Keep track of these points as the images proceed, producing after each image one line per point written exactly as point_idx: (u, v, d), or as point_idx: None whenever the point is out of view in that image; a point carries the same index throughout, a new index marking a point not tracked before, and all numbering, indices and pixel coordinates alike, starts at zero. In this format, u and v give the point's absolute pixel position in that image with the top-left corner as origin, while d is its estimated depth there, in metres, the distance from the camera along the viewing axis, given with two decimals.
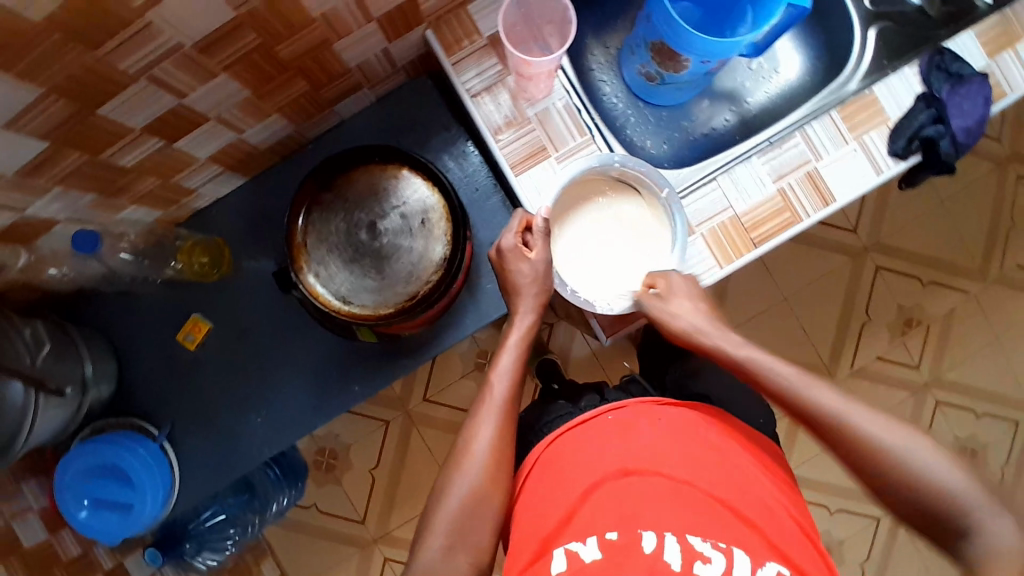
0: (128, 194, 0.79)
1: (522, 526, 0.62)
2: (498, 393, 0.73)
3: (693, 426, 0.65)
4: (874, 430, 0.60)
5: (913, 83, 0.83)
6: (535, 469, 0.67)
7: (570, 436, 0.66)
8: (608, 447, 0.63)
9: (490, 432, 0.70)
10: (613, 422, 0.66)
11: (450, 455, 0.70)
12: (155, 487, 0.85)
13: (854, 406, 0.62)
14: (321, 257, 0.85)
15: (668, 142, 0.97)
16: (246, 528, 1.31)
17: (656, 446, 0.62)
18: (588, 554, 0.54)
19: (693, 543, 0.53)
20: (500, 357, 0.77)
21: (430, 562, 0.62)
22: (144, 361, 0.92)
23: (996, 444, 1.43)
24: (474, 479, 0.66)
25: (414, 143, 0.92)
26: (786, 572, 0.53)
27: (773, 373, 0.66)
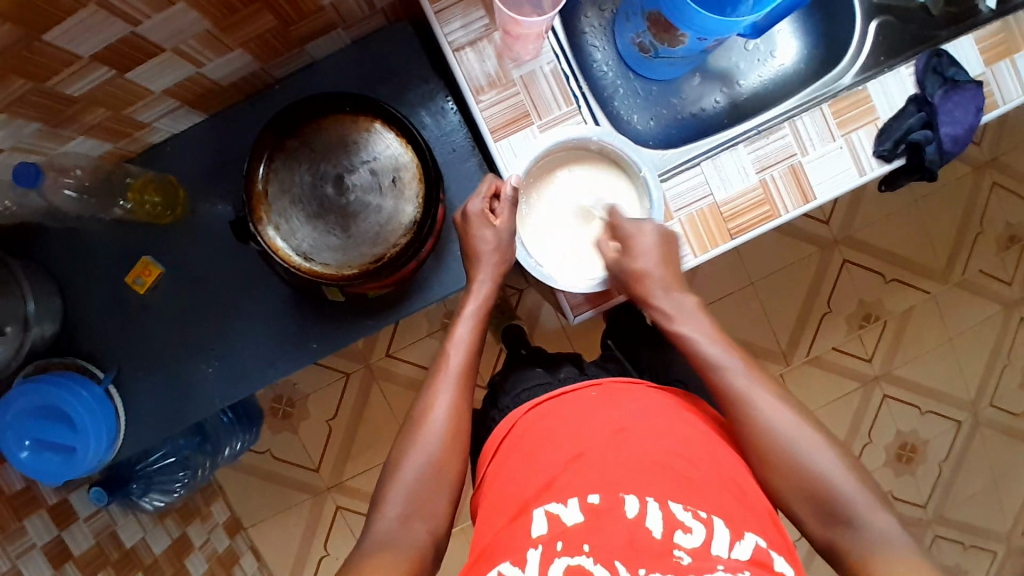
0: (76, 125, 0.73)
1: (495, 494, 0.63)
2: (454, 362, 0.73)
3: (674, 413, 0.66)
4: (813, 456, 0.61)
5: (907, 84, 0.82)
6: (511, 438, 0.68)
7: (549, 409, 0.68)
8: (594, 421, 0.64)
9: (447, 401, 0.70)
10: (593, 398, 0.67)
11: (406, 423, 0.70)
12: (99, 431, 0.82)
13: (812, 440, 0.62)
14: (283, 209, 0.81)
15: (655, 118, 0.94)
16: (197, 472, 1.26)
17: (637, 423, 0.63)
18: (569, 517, 0.55)
19: (675, 511, 0.54)
20: (459, 326, 0.76)
21: (385, 531, 0.62)
22: (89, 302, 0.88)
23: (936, 439, 1.50)
24: (430, 451, 0.67)
25: (390, 94, 0.86)
26: (763, 546, 0.54)
27: (725, 379, 0.67)
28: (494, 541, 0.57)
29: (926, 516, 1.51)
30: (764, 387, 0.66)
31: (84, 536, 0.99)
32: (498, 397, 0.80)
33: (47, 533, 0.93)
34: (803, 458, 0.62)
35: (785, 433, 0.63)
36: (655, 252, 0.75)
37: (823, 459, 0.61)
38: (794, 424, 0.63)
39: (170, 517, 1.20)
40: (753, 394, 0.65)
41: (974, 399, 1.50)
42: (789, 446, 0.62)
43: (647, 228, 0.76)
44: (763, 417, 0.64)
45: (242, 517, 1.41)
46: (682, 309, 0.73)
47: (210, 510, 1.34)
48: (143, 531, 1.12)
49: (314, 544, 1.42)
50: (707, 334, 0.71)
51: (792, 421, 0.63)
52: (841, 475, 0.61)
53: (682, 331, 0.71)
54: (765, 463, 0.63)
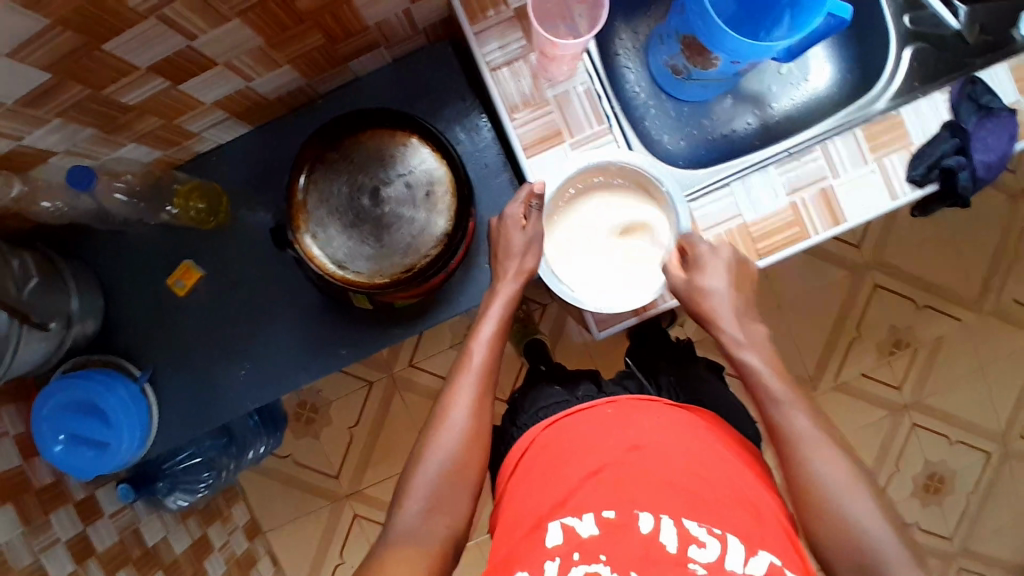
0: (129, 132, 0.77)
1: (515, 503, 0.64)
2: (476, 362, 0.74)
3: (693, 430, 0.66)
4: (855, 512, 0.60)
5: (942, 110, 0.81)
6: (530, 451, 0.68)
7: (568, 423, 0.68)
8: (611, 437, 0.64)
9: (468, 401, 0.71)
10: (610, 414, 0.67)
11: (428, 421, 0.72)
12: (131, 428, 0.85)
13: (859, 492, 0.61)
14: (320, 219, 0.84)
15: (686, 139, 0.95)
16: (221, 473, 1.28)
17: (654, 439, 0.63)
18: (585, 530, 0.56)
19: (689, 527, 0.55)
20: (481, 327, 0.76)
21: (406, 526, 0.64)
22: (131, 302, 0.92)
23: (966, 472, 1.45)
24: (450, 448, 0.68)
25: (427, 110, 0.89)
26: (779, 561, 0.54)
27: (782, 417, 0.67)
28: (510, 555, 0.58)
29: (952, 551, 1.46)
30: (814, 427, 0.65)
31: (108, 533, 1.02)
32: (517, 415, 0.81)
33: (71, 527, 0.95)
34: (844, 512, 0.61)
35: (836, 485, 0.62)
36: (725, 277, 0.73)
37: (867, 518, 0.60)
38: (844, 478, 0.62)
39: (192, 515, 1.23)
40: (808, 439, 0.65)
41: (1006, 432, 1.45)
42: (834, 500, 0.61)
43: (724, 251, 0.74)
44: (809, 463, 0.63)
45: (261, 519, 1.43)
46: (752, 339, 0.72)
47: (231, 511, 1.36)
48: (166, 531, 1.14)
49: (330, 551, 1.43)
50: (771, 365, 0.70)
51: (839, 470, 0.62)
52: (886, 539, 0.59)
53: (744, 359, 0.71)
54: (811, 508, 0.62)
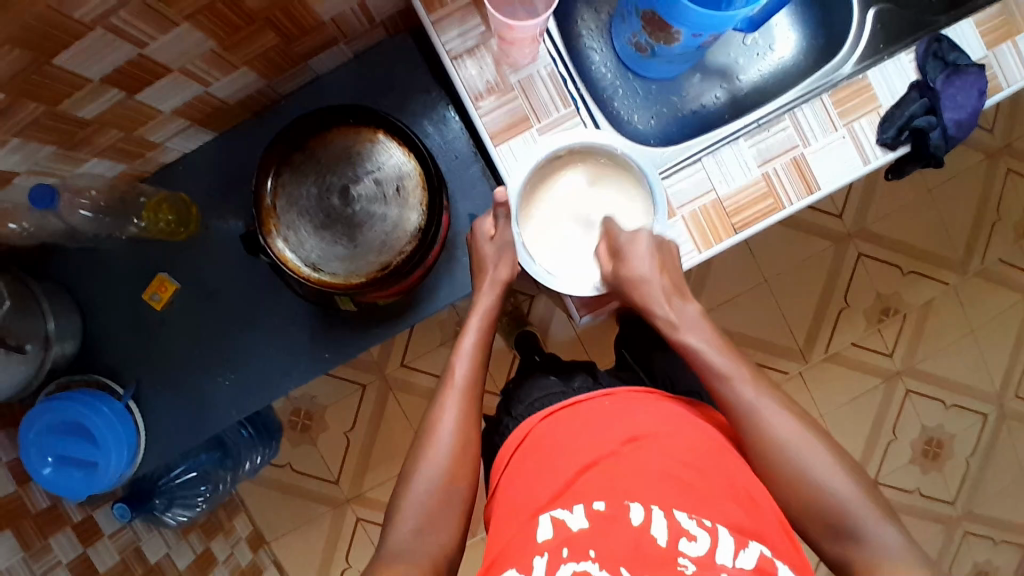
0: (89, 147, 0.75)
1: (510, 495, 0.63)
2: (458, 376, 0.73)
3: (684, 419, 0.66)
4: (824, 477, 0.61)
5: (908, 71, 0.81)
6: (527, 443, 0.67)
7: (564, 416, 0.67)
8: (604, 427, 0.64)
9: (455, 415, 0.70)
10: (609, 406, 0.67)
11: (416, 437, 0.71)
12: (119, 448, 0.84)
13: (816, 448, 0.63)
14: (291, 221, 0.83)
15: (656, 117, 0.94)
16: (218, 485, 1.28)
17: (649, 431, 0.63)
18: (574, 523, 0.55)
19: (680, 519, 0.54)
20: (463, 339, 0.76)
21: (399, 543, 0.63)
22: (109, 320, 0.91)
23: (963, 434, 1.46)
24: (440, 464, 0.67)
25: (392, 105, 0.88)
26: (768, 554, 0.54)
27: (730, 393, 0.67)
28: (500, 549, 0.58)
29: (955, 513, 1.47)
30: (761, 394, 0.66)
31: (109, 553, 1.01)
32: (511, 406, 0.80)
33: (72, 548, 0.95)
34: (809, 474, 0.62)
35: (796, 446, 0.63)
36: (651, 258, 0.74)
37: (828, 474, 0.61)
38: (798, 435, 0.63)
39: (194, 530, 1.23)
40: (759, 404, 0.65)
41: (1000, 392, 1.46)
42: (799, 467, 0.62)
43: (641, 237, 0.74)
44: (766, 429, 0.64)
45: (263, 530, 1.42)
46: (689, 318, 0.72)
47: (232, 524, 1.35)
48: (167, 547, 1.13)
49: (336, 557, 1.42)
50: (713, 343, 0.70)
51: (794, 433, 0.64)
52: (846, 486, 0.61)
53: (689, 342, 0.71)
54: (775, 477, 0.63)
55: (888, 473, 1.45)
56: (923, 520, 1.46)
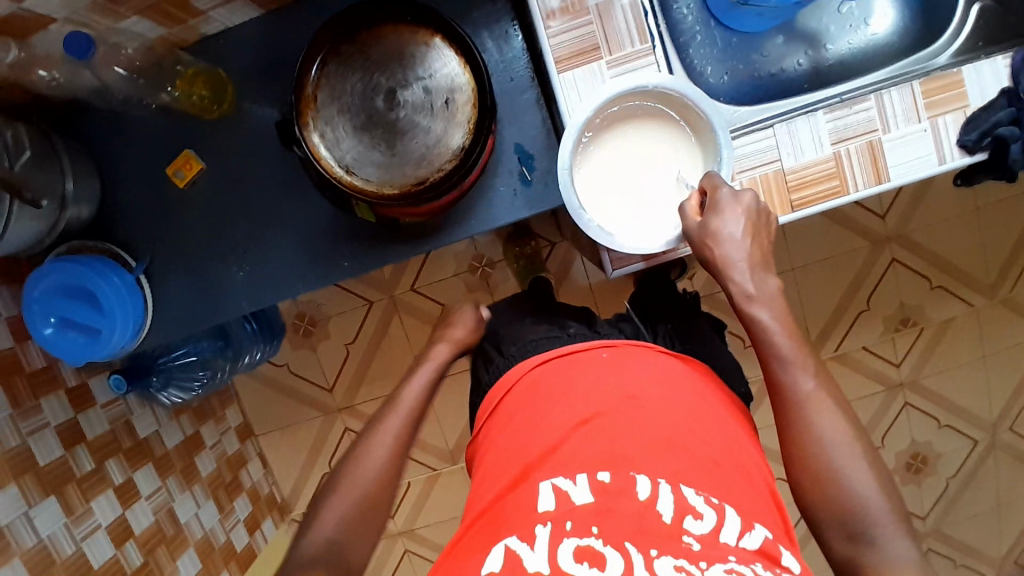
0: (131, 2, 0.70)
1: (500, 453, 0.63)
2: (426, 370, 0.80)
3: (684, 383, 0.65)
4: (858, 484, 0.60)
5: (1001, 77, 0.74)
6: (513, 394, 0.68)
7: (559, 366, 0.68)
8: (601, 385, 0.63)
9: (399, 422, 0.74)
10: (604, 361, 0.67)
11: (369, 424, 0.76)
12: (125, 317, 0.83)
13: (857, 456, 0.61)
14: (330, 117, 0.79)
15: (730, 74, 0.88)
16: (215, 374, 1.26)
17: (643, 393, 0.62)
18: (578, 495, 0.54)
19: (686, 496, 0.53)
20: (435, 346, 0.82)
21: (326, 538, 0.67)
22: (129, 190, 0.88)
23: (950, 454, 1.46)
24: (381, 455, 0.72)
25: (453, 11, 0.82)
26: (772, 538, 0.53)
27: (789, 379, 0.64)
28: (493, 505, 0.57)
29: (922, 526, 1.50)
30: (820, 388, 0.64)
31: (99, 422, 1.02)
32: (503, 344, 0.80)
33: (62, 413, 0.95)
34: (845, 478, 0.60)
35: (838, 446, 0.61)
36: (743, 225, 0.68)
37: (862, 480, 0.60)
38: (846, 439, 0.62)
39: (186, 413, 1.24)
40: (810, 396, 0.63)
41: (997, 421, 1.45)
42: (834, 465, 0.61)
43: (743, 199, 0.69)
44: (812, 422, 0.63)
45: (253, 424, 1.45)
46: (764, 292, 0.67)
47: (224, 412, 1.37)
48: (158, 426, 1.15)
49: (318, 462, 1.45)
50: (783, 323, 0.66)
51: (842, 435, 0.62)
52: (877, 499, 0.59)
53: (757, 317, 0.66)
54: (810, 473, 0.62)
55: None
56: None
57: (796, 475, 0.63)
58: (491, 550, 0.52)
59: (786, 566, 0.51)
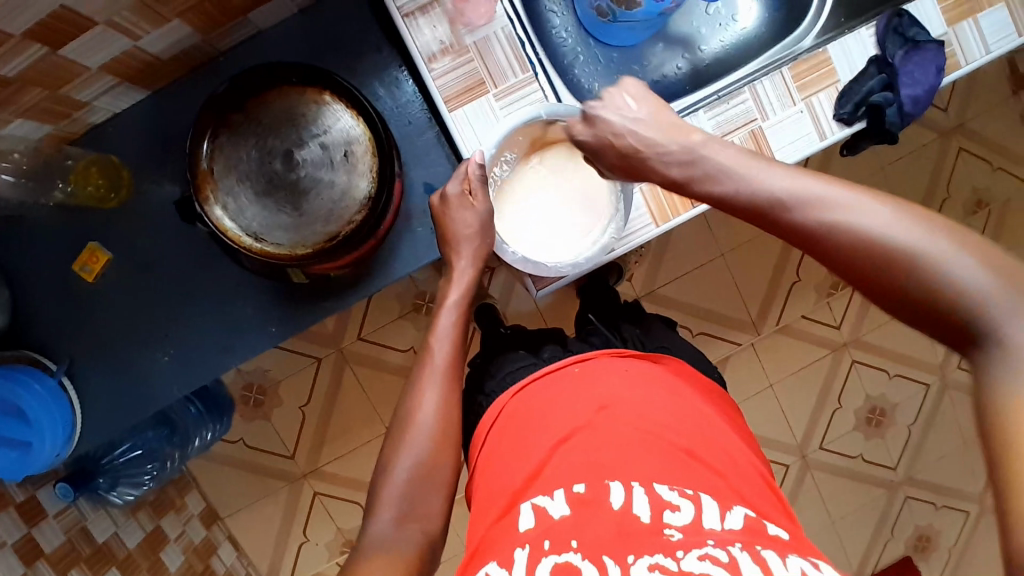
0: (14, 107, 0.68)
1: (486, 487, 0.63)
2: (440, 357, 0.72)
3: (659, 381, 0.66)
4: (932, 260, 0.49)
5: (868, 46, 0.81)
6: (499, 424, 0.68)
7: (538, 388, 0.68)
8: (576, 397, 0.64)
9: (433, 399, 0.68)
10: (575, 374, 0.67)
11: (393, 424, 0.69)
12: (54, 427, 0.80)
13: (921, 237, 0.50)
14: (230, 188, 0.78)
15: (617, 86, 0.92)
16: (166, 463, 1.25)
17: (620, 397, 0.63)
18: (556, 510, 0.54)
19: (661, 493, 0.54)
20: (441, 317, 0.75)
21: (380, 534, 0.61)
22: (36, 292, 0.85)
23: (906, 403, 1.50)
24: (419, 450, 0.65)
25: (342, 65, 0.83)
26: (754, 516, 0.54)
27: (778, 190, 0.57)
28: (483, 539, 0.57)
29: (896, 478, 1.51)
30: (845, 194, 0.54)
31: (54, 532, 0.98)
32: (483, 381, 0.79)
33: (16, 530, 0.91)
34: (918, 266, 0.50)
35: (910, 239, 0.50)
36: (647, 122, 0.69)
37: (935, 256, 0.49)
38: (889, 225, 0.51)
39: (143, 509, 1.20)
40: (829, 210, 0.54)
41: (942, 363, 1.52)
42: (895, 254, 0.51)
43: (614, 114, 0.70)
44: (832, 218, 0.54)
45: (217, 506, 1.39)
46: (717, 162, 0.63)
47: (183, 501, 1.32)
48: (116, 526, 1.11)
49: (293, 530, 1.41)
50: (755, 168, 0.60)
51: (871, 214, 0.52)
52: (979, 275, 0.48)
53: (723, 191, 0.62)
54: (855, 253, 0.52)
55: (830, 441, 1.48)
56: (865, 485, 1.50)
57: (849, 266, 0.53)
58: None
59: (772, 538, 0.51)
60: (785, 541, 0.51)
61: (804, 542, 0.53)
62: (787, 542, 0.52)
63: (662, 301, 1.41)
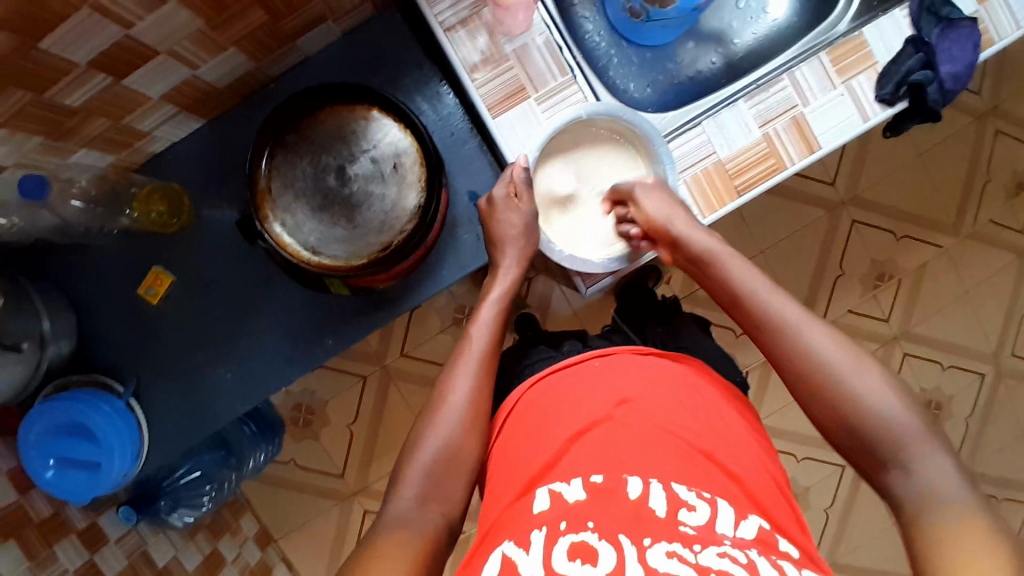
0: (77, 137, 0.73)
1: (498, 475, 0.63)
2: (477, 345, 0.73)
3: (679, 378, 0.66)
4: (889, 416, 0.56)
5: (903, 26, 0.81)
6: (514, 414, 0.67)
7: (556, 379, 0.67)
8: (599, 389, 0.63)
9: (467, 383, 0.69)
10: (597, 368, 0.66)
11: (425, 406, 0.70)
12: (122, 445, 0.82)
13: (891, 397, 0.57)
14: (288, 205, 0.81)
15: (652, 85, 0.94)
16: (223, 484, 1.28)
17: (641, 392, 0.63)
18: (572, 495, 0.54)
19: (678, 491, 0.53)
20: (482, 309, 0.76)
21: (402, 509, 0.61)
22: (103, 317, 0.88)
23: (961, 395, 1.47)
24: (449, 429, 0.66)
25: (384, 83, 0.86)
26: (767, 527, 0.53)
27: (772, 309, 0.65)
28: (495, 521, 0.57)
29: None
30: (830, 339, 0.61)
31: (116, 557, 1.00)
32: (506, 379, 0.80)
33: (77, 556, 0.93)
34: (877, 415, 0.57)
35: (874, 396, 0.57)
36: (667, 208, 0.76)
37: (898, 420, 0.56)
38: (870, 381, 0.58)
39: (201, 531, 1.22)
40: (816, 340, 0.62)
41: (997, 351, 1.47)
42: (863, 399, 0.58)
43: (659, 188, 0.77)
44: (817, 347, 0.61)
45: (271, 528, 1.41)
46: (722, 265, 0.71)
47: (239, 523, 1.34)
48: (175, 550, 1.12)
49: (346, 550, 1.41)
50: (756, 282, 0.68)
51: (850, 362, 0.60)
52: (929, 449, 0.54)
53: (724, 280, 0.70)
54: (826, 380, 0.60)
55: None
56: None
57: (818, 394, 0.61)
58: (489, 558, 0.51)
59: (783, 552, 0.51)
60: (795, 556, 0.51)
61: (811, 556, 0.53)
62: (798, 558, 0.51)
63: (702, 302, 1.40)
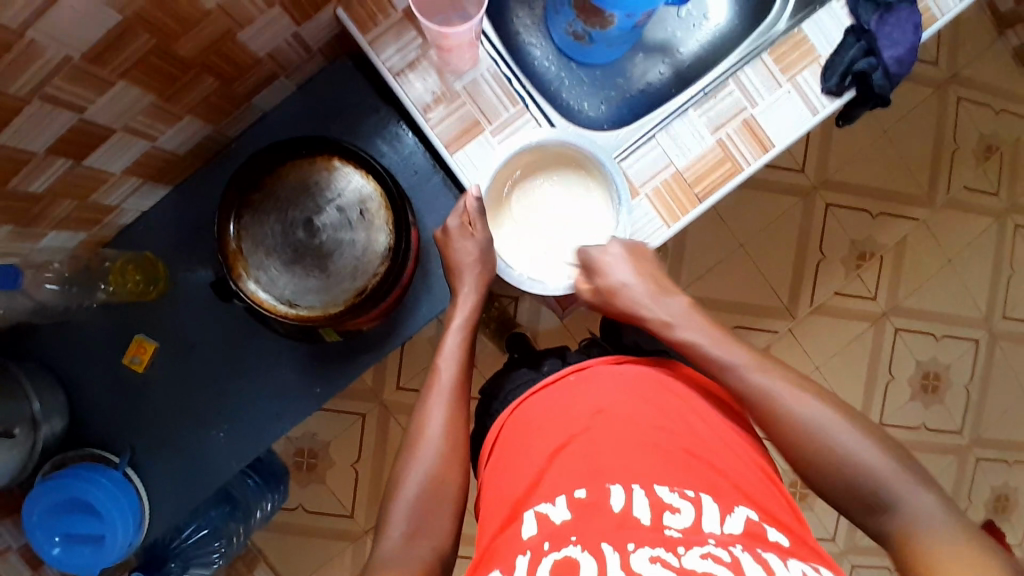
0: (47, 222, 0.73)
1: (488, 499, 0.62)
2: (447, 378, 0.73)
3: (655, 382, 0.66)
4: (845, 444, 0.62)
5: (841, 18, 0.82)
6: (499, 441, 0.67)
7: (536, 400, 0.67)
8: (576, 403, 0.64)
9: (440, 415, 0.70)
10: (573, 382, 0.67)
11: (403, 442, 0.70)
12: (125, 515, 0.82)
13: (838, 422, 0.63)
14: (260, 262, 0.82)
15: (605, 102, 0.96)
16: (232, 539, 1.27)
17: (617, 401, 0.63)
18: (557, 516, 0.53)
19: (661, 495, 0.53)
20: (447, 338, 0.77)
21: (391, 549, 0.62)
22: (92, 392, 0.89)
23: (958, 362, 1.47)
24: (427, 463, 0.66)
25: (343, 130, 0.87)
26: (755, 518, 0.54)
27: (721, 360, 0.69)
28: (486, 548, 0.57)
29: (964, 441, 1.47)
30: (778, 377, 0.67)
31: None
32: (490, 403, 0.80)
33: None
34: (832, 441, 0.62)
35: (825, 425, 0.63)
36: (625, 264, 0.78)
37: (850, 440, 0.62)
38: (823, 415, 0.64)
39: None
40: (764, 382, 0.67)
41: (987, 314, 1.48)
42: (817, 432, 0.63)
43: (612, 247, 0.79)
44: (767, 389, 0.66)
45: None
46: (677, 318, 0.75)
47: None
48: None
49: None
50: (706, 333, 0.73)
51: (800, 400, 0.65)
52: (879, 460, 0.61)
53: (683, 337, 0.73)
54: (780, 422, 0.65)
55: (890, 414, 1.45)
56: (934, 452, 1.46)
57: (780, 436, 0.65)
58: None
59: (772, 542, 0.51)
60: (785, 544, 0.52)
61: (803, 544, 0.53)
62: (788, 547, 0.52)
63: None
